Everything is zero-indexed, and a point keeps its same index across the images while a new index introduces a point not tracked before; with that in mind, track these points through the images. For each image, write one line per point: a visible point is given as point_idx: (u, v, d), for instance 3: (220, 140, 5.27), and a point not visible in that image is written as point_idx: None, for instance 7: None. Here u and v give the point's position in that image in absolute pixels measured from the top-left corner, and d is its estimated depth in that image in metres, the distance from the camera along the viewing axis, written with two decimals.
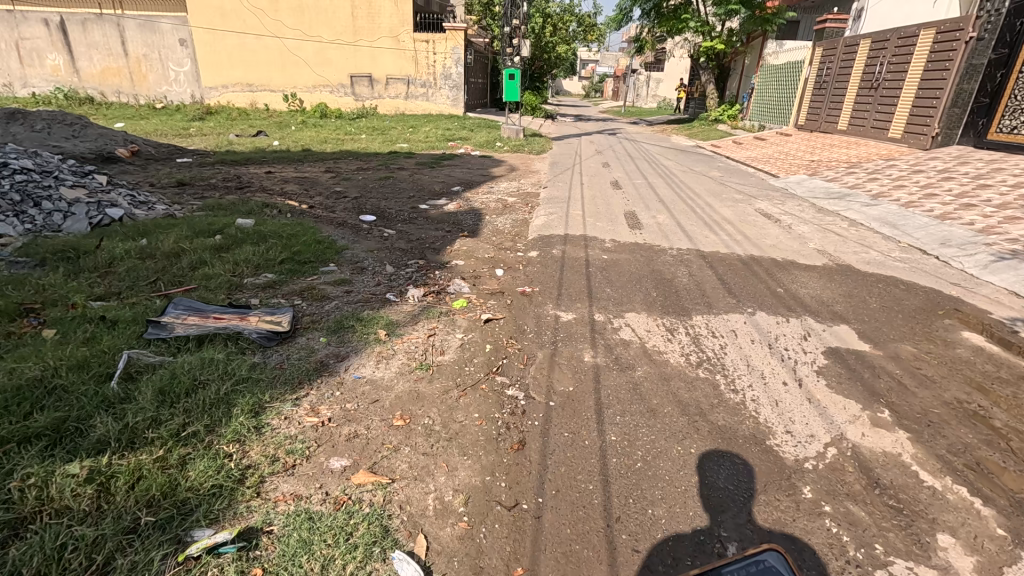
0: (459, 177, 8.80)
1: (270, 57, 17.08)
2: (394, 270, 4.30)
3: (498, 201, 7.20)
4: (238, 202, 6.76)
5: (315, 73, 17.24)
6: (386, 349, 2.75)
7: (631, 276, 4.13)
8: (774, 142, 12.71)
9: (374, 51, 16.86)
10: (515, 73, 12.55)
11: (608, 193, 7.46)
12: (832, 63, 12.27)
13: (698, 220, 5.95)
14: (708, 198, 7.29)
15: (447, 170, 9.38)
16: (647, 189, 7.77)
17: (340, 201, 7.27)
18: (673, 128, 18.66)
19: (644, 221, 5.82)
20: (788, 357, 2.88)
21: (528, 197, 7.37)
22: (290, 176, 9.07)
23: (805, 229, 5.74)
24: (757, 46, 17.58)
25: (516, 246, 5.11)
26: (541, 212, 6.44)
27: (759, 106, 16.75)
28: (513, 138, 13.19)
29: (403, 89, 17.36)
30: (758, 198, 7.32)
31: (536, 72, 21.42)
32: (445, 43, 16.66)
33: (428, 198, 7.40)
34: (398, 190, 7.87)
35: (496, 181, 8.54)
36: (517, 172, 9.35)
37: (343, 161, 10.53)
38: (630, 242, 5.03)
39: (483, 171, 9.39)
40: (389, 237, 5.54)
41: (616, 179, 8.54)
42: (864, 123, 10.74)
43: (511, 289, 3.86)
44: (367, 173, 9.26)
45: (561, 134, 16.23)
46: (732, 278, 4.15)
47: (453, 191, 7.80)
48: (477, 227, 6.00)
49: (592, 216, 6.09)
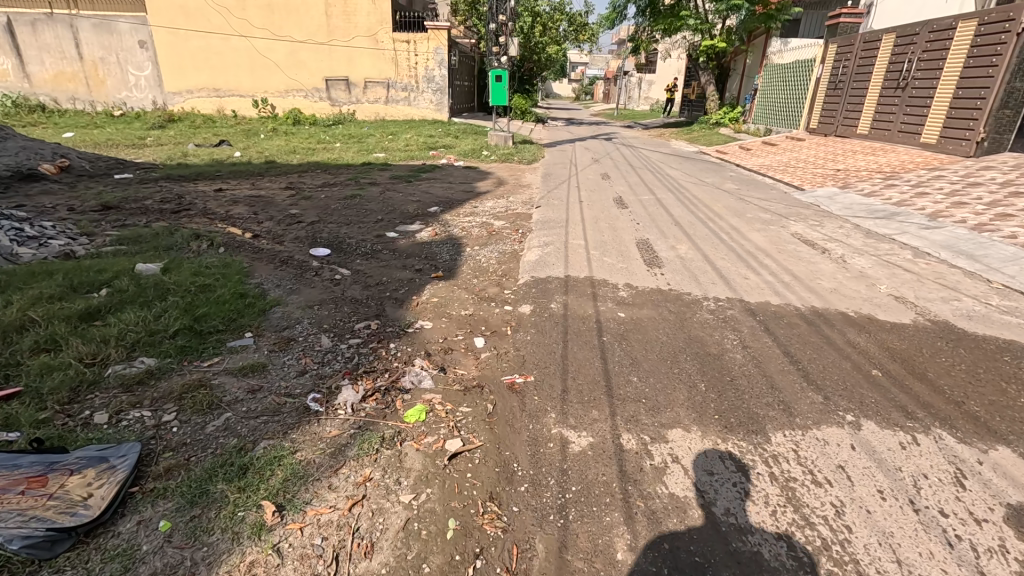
0: (439, 193, 7.62)
1: (238, 60, 15.84)
2: (333, 343, 3.11)
3: (482, 225, 6.03)
4: (164, 231, 5.56)
5: (287, 76, 16.02)
6: (267, 552, 1.58)
7: (662, 349, 2.97)
8: (787, 148, 11.64)
9: (351, 51, 15.65)
10: (502, 74, 11.34)
11: (613, 213, 6.31)
12: (848, 61, 11.22)
13: (728, 251, 4.82)
14: (732, 218, 6.16)
15: (424, 185, 8.21)
16: (657, 207, 6.65)
17: (292, 227, 6.07)
18: (671, 133, 17.58)
19: (663, 254, 4.68)
20: (957, 536, 1.72)
21: (518, 219, 6.21)
22: (243, 194, 7.85)
23: (864, 262, 4.62)
24: (760, 45, 16.38)
25: (503, 295, 3.94)
26: (534, 241, 5.28)
27: (763, 108, 15.73)
28: (502, 145, 12.02)
29: (383, 94, 16.18)
30: (789, 217, 6.21)
31: (526, 75, 20.71)
32: (427, 43, 15.51)
33: (399, 223, 6.22)
34: (363, 212, 6.67)
35: (481, 198, 7.38)
36: (504, 186, 8.19)
37: (308, 175, 9.33)
38: (650, 288, 3.88)
39: (466, 185, 8.22)
40: (342, 281, 4.36)
41: (619, 195, 7.42)
42: (890, 127, 9.69)
43: (493, 379, 2.68)
44: (332, 189, 8.06)
45: (554, 141, 15.12)
46: (803, 349, 2.98)
47: (429, 213, 6.62)
48: (454, 263, 4.83)
49: (597, 246, 4.94)
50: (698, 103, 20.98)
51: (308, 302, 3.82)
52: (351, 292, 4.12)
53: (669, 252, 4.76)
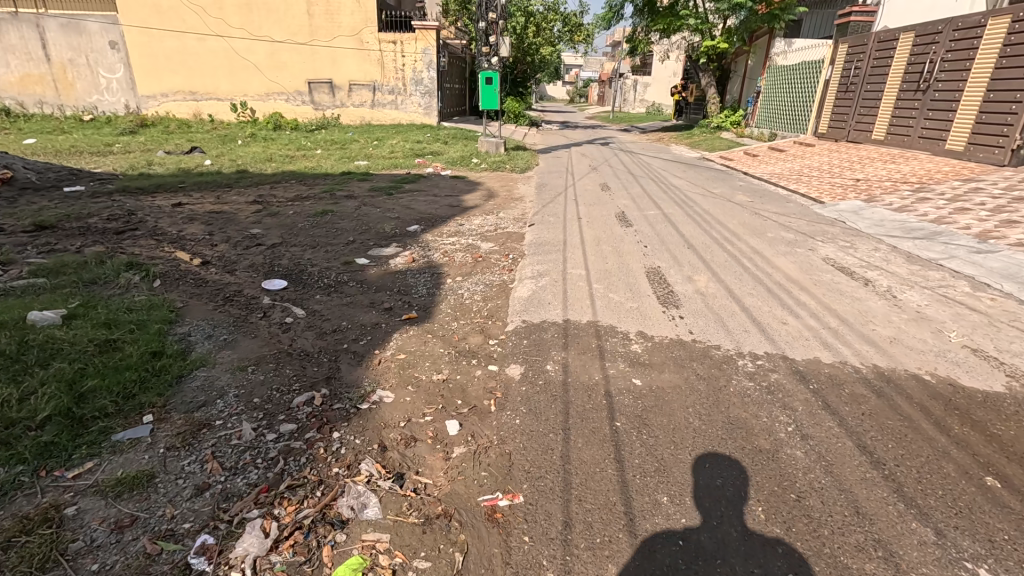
0: (421, 208, 6.86)
1: (215, 62, 15.04)
2: (259, 432, 2.35)
3: (467, 248, 5.28)
4: (94, 258, 4.77)
5: (267, 79, 15.22)
6: None
7: (697, 443, 2.22)
8: (796, 154, 10.96)
9: (334, 52, 14.88)
10: (493, 77, 10.61)
11: (616, 233, 5.58)
12: (861, 62, 10.55)
13: (755, 284, 4.09)
14: (751, 238, 5.43)
15: (405, 198, 7.45)
16: (665, 225, 5.92)
17: (249, 252, 5.29)
18: (671, 137, 16.91)
19: (679, 290, 3.95)
20: None
21: (508, 240, 5.47)
22: (203, 210, 7.06)
23: (919, 297, 3.89)
24: (763, 45, 15.68)
25: (486, 349, 3.18)
26: (525, 269, 4.53)
27: (766, 111, 15.07)
28: (493, 152, 11.27)
29: (369, 97, 15.41)
30: (814, 237, 5.50)
31: (519, 77, 19.84)
32: (415, 43, 14.77)
33: (373, 245, 5.46)
34: (334, 231, 5.91)
35: (468, 214, 6.63)
36: (493, 200, 7.44)
37: (280, 186, 8.55)
38: (669, 340, 3.15)
39: (452, 199, 7.47)
40: (294, 327, 3.59)
41: (621, 210, 6.70)
42: (910, 132, 9.02)
43: (465, 501, 1.93)
44: (304, 204, 7.29)
45: (549, 146, 14.41)
46: (882, 440, 2.24)
47: (408, 234, 5.85)
48: (431, 300, 4.06)
49: (600, 278, 4.20)
50: (698, 106, 20.31)
51: (239, 359, 3.05)
52: (300, 344, 3.34)
53: (685, 286, 4.02)
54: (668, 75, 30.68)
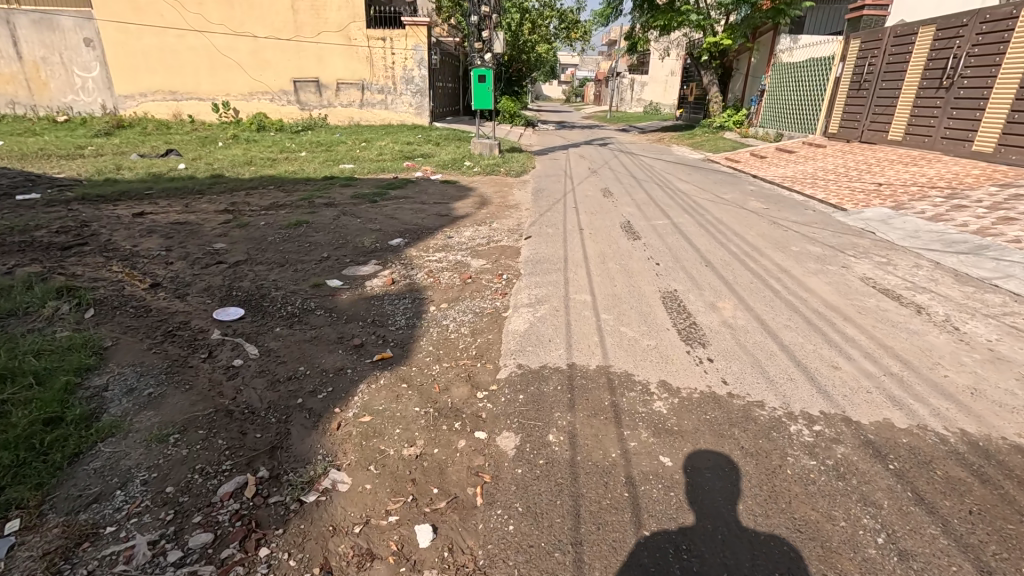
0: (406, 218, 6.23)
1: (196, 60, 14.38)
2: (158, 551, 1.74)
3: (455, 267, 4.66)
4: (23, 281, 4.14)
5: (251, 78, 14.57)
6: None
7: (757, 568, 1.63)
8: (806, 155, 10.39)
9: (320, 50, 14.25)
10: (486, 75, 9.94)
11: (623, 247, 4.97)
12: (876, 58, 9.97)
13: (791, 313, 3.50)
14: (774, 253, 4.84)
15: (390, 206, 6.83)
16: (675, 237, 5.35)
17: (207, 271, 4.67)
18: (672, 137, 16.35)
19: (703, 322, 3.36)
20: None
21: (502, 256, 4.87)
22: (166, 220, 6.42)
23: (986, 329, 3.30)
24: (767, 42, 15.09)
25: (474, 407, 2.57)
26: (521, 294, 3.92)
27: (771, 110, 14.51)
28: (486, 154, 10.65)
29: (357, 96, 14.76)
30: (844, 252, 4.91)
31: (514, 76, 19.43)
32: (405, 40, 14.15)
33: (349, 263, 4.83)
34: (306, 246, 5.27)
35: (458, 224, 6.01)
36: (486, 207, 6.82)
37: (256, 193, 7.91)
38: (700, 395, 2.55)
39: (440, 206, 6.86)
40: (241, 373, 2.98)
41: (627, 218, 6.11)
42: (931, 133, 8.46)
43: None
44: (278, 213, 6.65)
45: (546, 147, 13.80)
46: (1008, 559, 1.64)
47: (389, 248, 5.23)
48: (409, 334, 3.44)
49: (610, 307, 3.58)
50: (698, 105, 19.71)
51: (160, 423, 2.43)
52: (244, 399, 2.73)
53: (710, 317, 3.42)
54: (665, 74, 30.09)
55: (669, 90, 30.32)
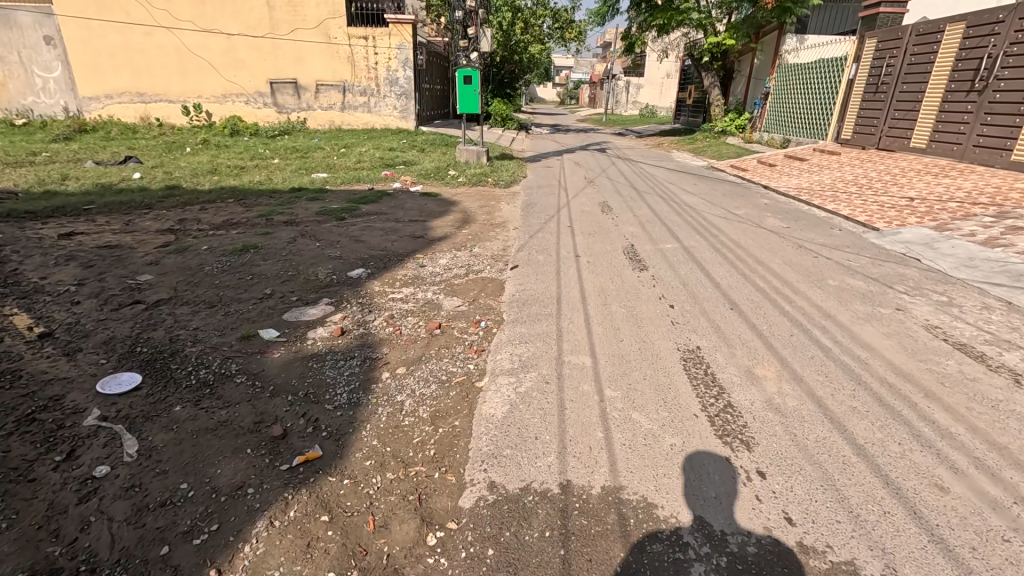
0: (373, 240, 5.37)
1: (165, 59, 13.47)
2: None
3: (424, 308, 3.81)
4: None
5: (224, 79, 13.70)
6: None
7: None
8: (819, 163, 9.61)
9: (298, 48, 13.38)
10: (473, 75, 9.07)
11: (628, 282, 4.14)
12: (895, 58, 9.22)
13: (855, 387, 2.65)
14: (810, 290, 4.01)
15: (359, 225, 5.97)
16: (688, 266, 4.53)
17: (118, 315, 3.79)
18: (671, 142, 15.56)
19: (739, 401, 2.52)
20: None
21: (482, 293, 4.04)
22: (94, 243, 5.51)
23: None
24: (771, 42, 14.31)
25: (420, 567, 1.73)
26: (501, 352, 3.07)
27: (776, 114, 13.75)
28: (474, 161, 9.79)
29: (338, 99, 13.89)
30: (892, 286, 4.10)
31: (507, 78, 18.68)
32: (389, 39, 13.31)
33: (295, 303, 3.98)
34: (249, 278, 4.40)
35: (433, 248, 5.16)
36: (467, 226, 5.98)
37: (211, 208, 7.03)
38: (758, 550, 1.71)
39: (415, 225, 6.00)
40: (98, 493, 2.11)
41: (630, 241, 5.30)
42: (961, 140, 7.70)
43: None
44: (227, 234, 5.77)
45: (539, 153, 12.96)
46: None
47: (348, 281, 4.38)
48: (350, 420, 2.58)
49: (616, 377, 2.74)
50: (697, 108, 18.93)
51: None
52: (88, 544, 1.88)
53: (748, 392, 2.59)
54: (661, 76, 29.35)
55: (665, 93, 29.57)
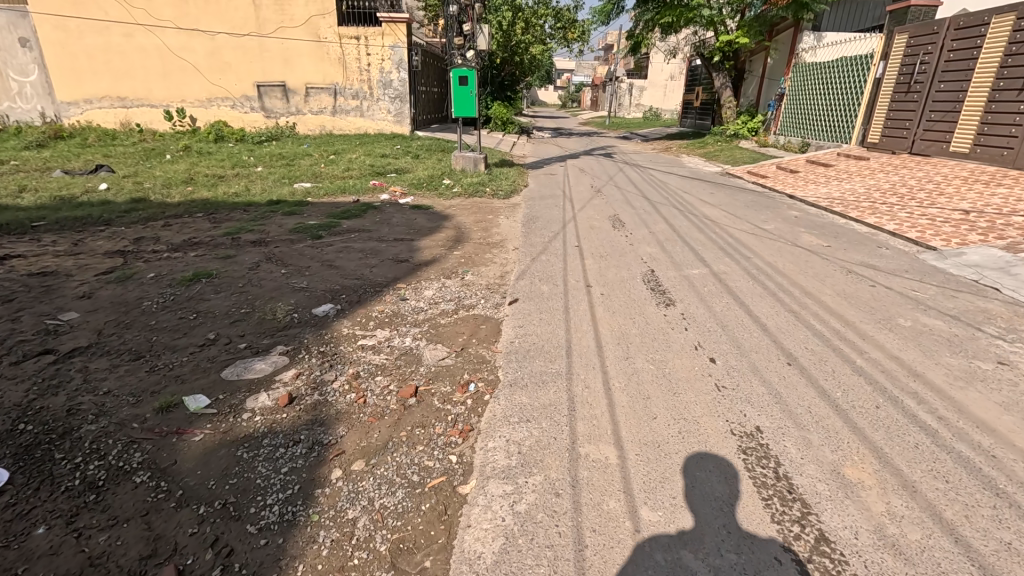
0: (349, 265, 4.60)
1: (146, 62, 12.79)
2: None
3: (400, 362, 3.04)
4: None
5: (208, 82, 13.01)
6: None
7: None
8: (847, 169, 8.83)
9: (286, 49, 12.70)
10: (469, 75, 8.27)
11: (653, 324, 3.38)
12: (930, 56, 8.46)
13: (998, 504, 1.86)
14: (882, 335, 3.22)
15: (336, 246, 5.21)
16: (723, 301, 3.76)
17: (15, 370, 3.01)
18: (680, 146, 14.77)
19: (837, 532, 1.74)
20: None
21: (473, 338, 3.28)
22: (27, 269, 4.75)
23: None
24: (787, 40, 13.50)
25: None
26: (494, 437, 2.29)
27: (792, 116, 12.97)
28: (470, 169, 9.00)
29: (329, 102, 13.19)
30: (982, 329, 3.31)
31: (507, 80, 17.97)
32: (382, 38, 12.60)
33: (241, 354, 3.21)
34: (192, 318, 3.63)
35: (419, 275, 4.39)
36: (460, 247, 5.21)
37: (175, 225, 6.27)
38: None
39: (400, 246, 5.23)
40: None
41: (649, 266, 4.53)
42: (1012, 145, 6.94)
43: None
44: (184, 258, 5.00)
45: (541, 159, 12.18)
46: None
47: (311, 320, 3.61)
48: (275, 557, 1.79)
49: (655, 486, 1.96)
50: (706, 110, 18.16)
51: None
52: None
53: (847, 515, 1.81)
54: (665, 78, 28.65)
55: (669, 96, 28.91)
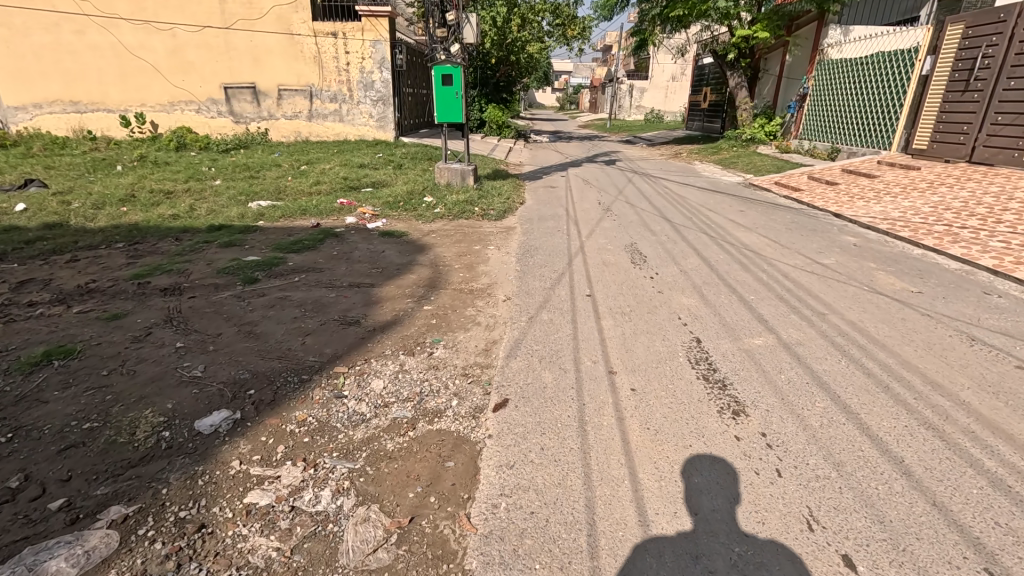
0: (275, 331, 3.32)
1: (101, 62, 11.50)
2: None
3: (301, 556, 1.75)
4: None
5: (170, 84, 11.75)
6: None
7: None
8: (895, 180, 7.58)
9: (256, 48, 11.49)
10: (454, 71, 7.12)
11: (722, 461, 2.12)
12: (996, 48, 7.26)
13: None
14: None
15: (271, 296, 3.95)
16: (816, 402, 2.51)
17: None
18: (690, 152, 13.53)
19: None
20: None
21: (432, 492, 2.01)
22: None
23: None
24: (809, 35, 12.27)
25: None
26: None
27: (815, 118, 11.75)
28: (457, 182, 7.72)
29: (304, 106, 11.95)
30: None
31: (501, 81, 16.73)
32: (362, 35, 11.34)
33: (43, 528, 1.91)
34: (4, 440, 2.34)
35: (370, 349, 3.12)
36: (435, 294, 3.95)
37: (80, 262, 4.98)
38: None
39: (356, 295, 3.96)
40: None
41: (691, 331, 3.28)
42: None
43: None
44: (61, 316, 3.71)
45: (539, 168, 10.93)
46: None
47: (187, 446, 2.32)
48: None
49: None
50: (716, 111, 16.93)
51: None
52: None
53: None
54: (666, 79, 27.51)
55: (671, 98, 27.71)
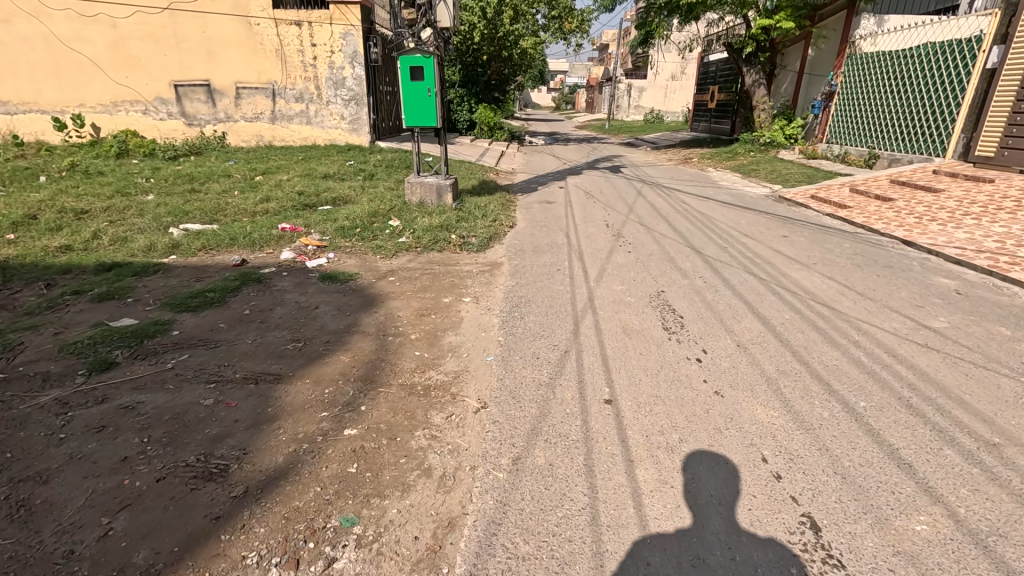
0: (69, 501, 1.89)
1: (32, 56, 10.01)
2: None
3: None
4: None
5: (112, 80, 10.28)
6: None
7: None
8: (966, 196, 6.23)
9: (210, 39, 10.07)
10: (426, 64, 5.66)
11: None
12: None
13: None
14: None
15: (111, 406, 2.50)
16: None
17: None
18: (702, 158, 12.17)
19: None
20: None
21: None
22: None
23: None
24: (837, 26, 10.91)
25: None
26: None
27: (843, 119, 10.41)
28: (432, 200, 6.29)
29: (266, 106, 10.52)
30: None
31: (492, 78, 15.30)
32: (330, 25, 9.92)
33: None
34: None
35: (220, 555, 1.69)
36: (368, 401, 2.53)
37: None
38: None
39: (244, 402, 2.53)
40: None
41: (792, 496, 1.90)
42: None
43: None
44: None
45: (532, 176, 9.53)
46: None
47: None
48: None
49: None
50: (725, 111, 15.57)
51: None
52: None
53: None
54: (666, 78, 26.19)
55: (671, 98, 26.38)
